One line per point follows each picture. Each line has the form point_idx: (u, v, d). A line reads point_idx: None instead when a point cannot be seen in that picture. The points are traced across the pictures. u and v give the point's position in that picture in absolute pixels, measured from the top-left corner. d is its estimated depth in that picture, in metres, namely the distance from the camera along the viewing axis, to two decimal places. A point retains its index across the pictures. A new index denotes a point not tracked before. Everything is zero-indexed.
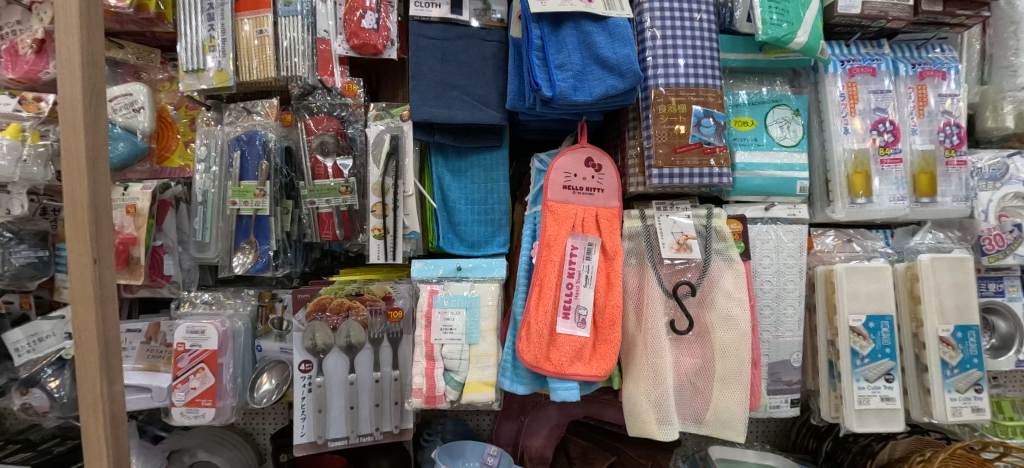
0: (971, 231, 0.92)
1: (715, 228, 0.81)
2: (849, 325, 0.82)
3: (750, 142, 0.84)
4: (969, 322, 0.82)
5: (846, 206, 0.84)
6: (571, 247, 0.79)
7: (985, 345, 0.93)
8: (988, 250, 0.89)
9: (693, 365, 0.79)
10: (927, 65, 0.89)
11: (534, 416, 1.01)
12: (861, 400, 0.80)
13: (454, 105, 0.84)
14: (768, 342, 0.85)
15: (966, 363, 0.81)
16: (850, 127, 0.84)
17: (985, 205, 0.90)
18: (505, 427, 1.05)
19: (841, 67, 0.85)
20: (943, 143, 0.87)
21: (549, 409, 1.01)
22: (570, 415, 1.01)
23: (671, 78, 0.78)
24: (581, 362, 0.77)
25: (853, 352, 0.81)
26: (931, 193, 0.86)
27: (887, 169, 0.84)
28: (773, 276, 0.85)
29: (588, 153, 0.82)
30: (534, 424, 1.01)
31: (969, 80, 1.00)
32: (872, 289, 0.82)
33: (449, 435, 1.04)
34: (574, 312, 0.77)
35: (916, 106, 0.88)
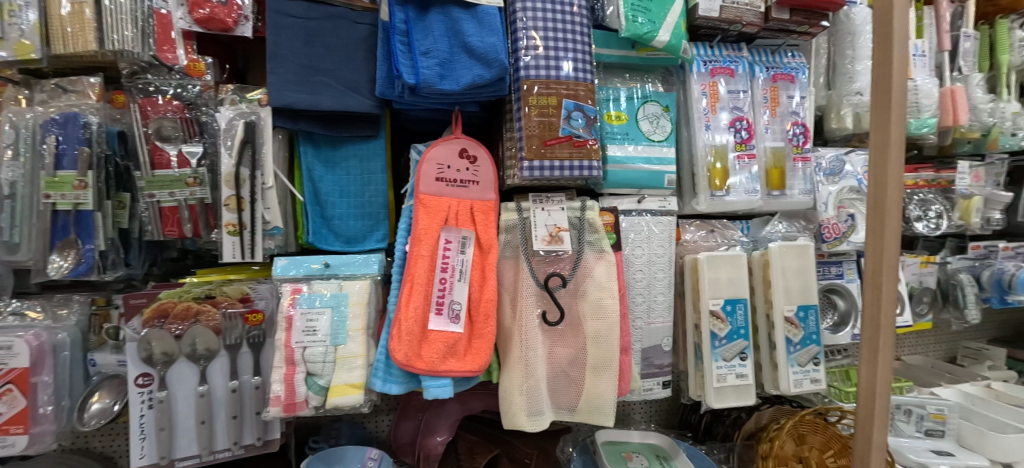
0: (813, 219, 1.02)
1: (588, 220, 0.83)
2: (710, 309, 0.88)
3: (620, 136, 0.86)
4: (810, 302, 0.92)
5: (708, 198, 0.89)
6: (444, 240, 0.77)
7: (827, 323, 1.06)
8: (828, 237, 1.00)
9: (567, 355, 0.80)
10: (779, 69, 0.98)
11: (433, 412, 0.99)
12: (719, 378, 0.87)
13: (319, 90, 0.78)
14: (640, 329, 0.89)
15: (807, 339, 0.91)
16: (710, 124, 0.90)
17: (825, 197, 1.01)
18: (405, 426, 1.03)
19: (704, 66, 0.91)
20: (791, 141, 0.96)
21: (450, 404, 1.00)
22: (471, 410, 1.01)
23: (542, 71, 0.78)
24: (454, 358, 0.76)
25: (712, 334, 0.88)
26: (781, 186, 0.94)
27: (742, 164, 0.91)
28: (644, 265, 0.89)
29: (462, 144, 0.79)
30: (434, 420, 0.98)
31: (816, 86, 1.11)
32: (730, 275, 0.89)
33: (344, 440, 1.00)
34: (447, 307, 0.76)
35: (770, 106, 0.96)
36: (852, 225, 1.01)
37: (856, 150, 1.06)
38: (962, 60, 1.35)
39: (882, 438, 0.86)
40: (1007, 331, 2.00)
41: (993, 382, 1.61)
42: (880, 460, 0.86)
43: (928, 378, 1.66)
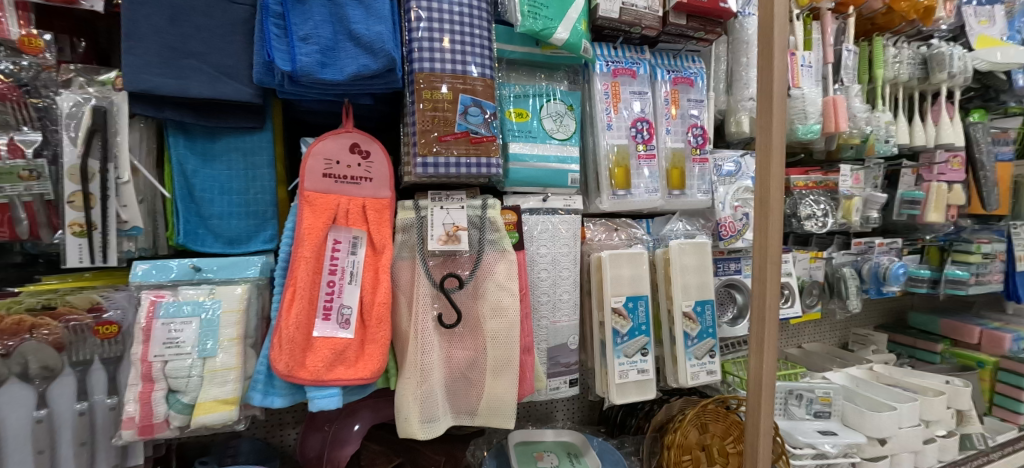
0: (709, 218, 1.14)
1: (489, 218, 0.82)
2: (612, 306, 0.95)
3: (524, 134, 0.90)
4: (705, 298, 1.02)
5: (610, 198, 0.97)
6: (333, 240, 0.72)
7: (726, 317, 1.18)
8: (725, 235, 1.11)
9: (466, 357, 0.80)
10: (679, 72, 1.08)
11: (342, 423, 0.93)
12: (622, 374, 0.95)
13: (188, 75, 0.70)
14: (545, 328, 0.91)
15: (703, 333, 1.01)
16: (612, 123, 0.99)
17: (723, 198, 1.13)
18: (312, 438, 0.96)
19: (607, 67, 0.99)
20: (691, 143, 1.07)
21: (362, 412, 0.95)
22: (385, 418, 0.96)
23: (436, 63, 0.75)
24: (343, 365, 0.71)
25: (615, 331, 0.95)
26: (680, 186, 1.05)
27: (642, 164, 1.00)
28: (549, 264, 0.90)
29: (353, 139, 0.75)
30: (342, 431, 0.93)
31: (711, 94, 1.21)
32: (631, 273, 0.97)
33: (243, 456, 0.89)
34: (336, 312, 0.72)
35: (670, 108, 1.06)
36: (745, 223, 1.12)
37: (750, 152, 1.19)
38: (843, 73, 1.51)
39: (768, 421, 0.92)
40: (888, 317, 2.25)
41: (875, 364, 1.80)
42: (767, 443, 0.92)
43: (823, 364, 1.82)
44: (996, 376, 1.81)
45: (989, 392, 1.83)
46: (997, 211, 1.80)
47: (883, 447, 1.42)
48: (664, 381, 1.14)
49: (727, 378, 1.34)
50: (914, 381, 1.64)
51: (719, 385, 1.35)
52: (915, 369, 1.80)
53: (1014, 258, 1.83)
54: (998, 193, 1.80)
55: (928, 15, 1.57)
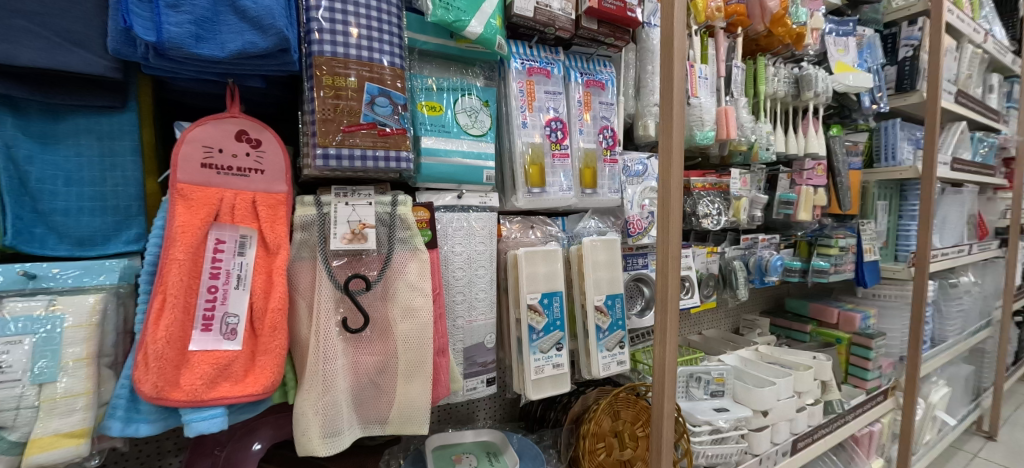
0: (619, 216, 1.22)
1: (400, 216, 0.78)
2: (528, 303, 0.97)
3: (438, 128, 0.87)
4: (616, 292, 1.08)
5: (525, 195, 0.98)
6: (215, 240, 0.63)
7: (635, 309, 1.28)
8: (633, 232, 1.20)
9: (374, 363, 0.76)
10: (591, 76, 1.12)
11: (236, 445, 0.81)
12: (537, 369, 0.98)
13: (18, 39, 0.57)
14: (461, 328, 0.92)
15: (614, 325, 1.08)
16: (527, 121, 1.00)
17: (631, 197, 1.21)
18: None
19: (522, 65, 0.99)
20: (602, 144, 1.12)
21: (262, 429, 0.84)
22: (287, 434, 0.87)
23: (339, 47, 0.70)
24: (228, 381, 0.63)
25: (531, 327, 0.98)
26: (592, 185, 1.10)
27: (556, 163, 1.03)
28: (464, 263, 0.91)
29: (239, 125, 0.66)
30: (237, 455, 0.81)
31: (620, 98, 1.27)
32: (546, 270, 1.00)
33: None
34: (219, 322, 0.63)
35: (582, 109, 1.09)
36: (650, 221, 1.22)
37: (655, 155, 1.27)
38: (734, 87, 1.67)
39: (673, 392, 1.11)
40: (768, 303, 2.57)
41: (759, 345, 2.04)
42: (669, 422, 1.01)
43: (719, 348, 2.03)
44: (850, 350, 2.13)
45: (846, 364, 2.14)
46: (851, 211, 2.10)
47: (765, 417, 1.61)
48: (578, 373, 1.20)
49: (637, 366, 1.43)
50: (789, 359, 1.87)
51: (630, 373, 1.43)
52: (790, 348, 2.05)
53: (862, 250, 2.16)
54: (851, 195, 2.11)
55: (799, 41, 1.79)
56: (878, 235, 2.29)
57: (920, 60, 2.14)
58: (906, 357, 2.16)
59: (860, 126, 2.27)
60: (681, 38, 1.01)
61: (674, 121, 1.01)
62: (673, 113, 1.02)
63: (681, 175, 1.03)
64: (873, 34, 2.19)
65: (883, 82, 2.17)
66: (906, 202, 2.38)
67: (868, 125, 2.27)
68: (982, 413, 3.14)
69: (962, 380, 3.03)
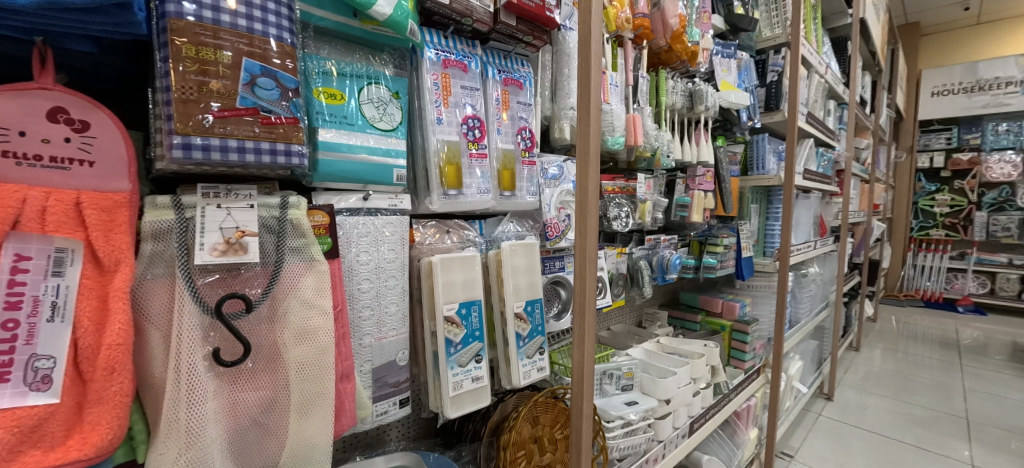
0: (538, 219, 1.19)
1: (291, 220, 0.66)
2: (444, 315, 0.90)
3: (340, 119, 0.76)
4: (535, 297, 1.06)
5: (440, 198, 0.92)
6: (12, 258, 0.47)
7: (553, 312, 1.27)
8: (551, 235, 1.18)
9: (259, 399, 0.63)
10: (509, 74, 1.07)
11: None
12: (455, 385, 0.92)
13: None
14: (369, 347, 0.82)
15: (533, 332, 1.05)
16: (442, 117, 0.93)
17: (549, 199, 1.19)
18: None
19: (436, 56, 0.92)
20: (520, 145, 1.08)
21: None
22: None
23: (206, 12, 0.57)
24: (38, 447, 0.48)
25: (448, 341, 0.91)
26: (511, 187, 1.05)
27: (473, 163, 0.98)
28: (372, 274, 0.81)
29: (54, 101, 0.50)
30: None
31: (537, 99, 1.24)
32: (463, 278, 0.93)
33: None
34: (20, 368, 0.47)
35: (500, 108, 1.04)
36: (567, 225, 1.22)
37: (571, 158, 1.27)
38: (640, 97, 1.74)
39: (591, 392, 1.12)
40: (665, 297, 2.80)
41: (660, 336, 2.21)
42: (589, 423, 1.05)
43: (625, 341, 2.17)
44: (732, 335, 2.42)
45: (728, 348, 2.43)
46: (732, 213, 2.34)
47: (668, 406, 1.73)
48: (497, 381, 1.14)
49: (554, 367, 1.42)
50: (686, 348, 2.04)
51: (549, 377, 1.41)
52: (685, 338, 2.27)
53: (740, 248, 2.41)
54: (732, 199, 2.35)
55: (693, 59, 1.90)
56: (752, 234, 2.59)
57: (782, 84, 2.49)
58: (775, 340, 2.50)
59: (738, 139, 2.54)
60: (598, 47, 1.02)
61: (592, 126, 1.02)
62: (592, 119, 1.03)
63: (598, 180, 1.04)
64: (749, 58, 2.46)
65: (756, 101, 2.47)
66: (772, 207, 2.73)
67: (744, 138, 2.55)
68: (823, 380, 3.94)
69: (810, 354, 3.61)
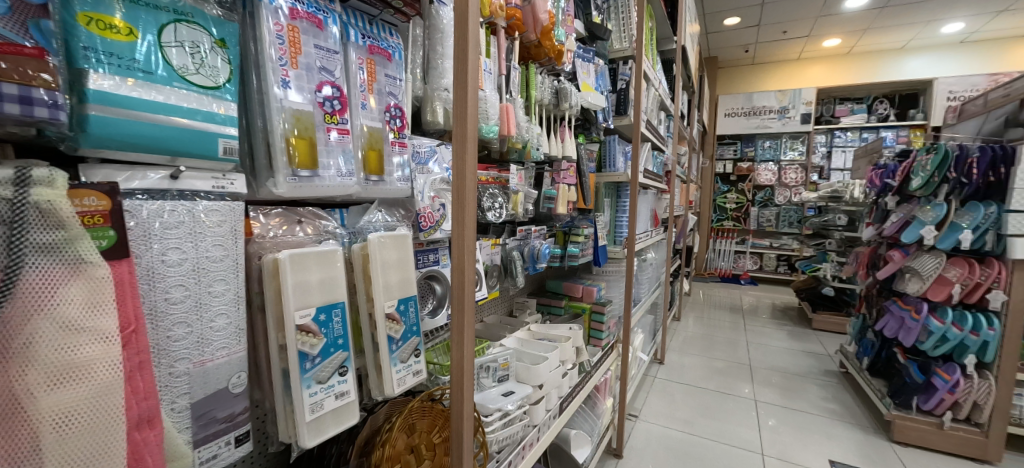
0: (411, 208, 1.07)
1: (34, 204, 0.46)
2: (296, 324, 0.73)
3: (129, 63, 0.56)
4: (409, 295, 0.95)
5: (287, 180, 0.74)
6: None
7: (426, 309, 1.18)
8: (425, 226, 1.09)
9: None
10: (376, 41, 0.93)
11: None
12: (314, 406, 0.76)
13: None
14: (188, 376, 0.63)
15: (408, 332, 0.95)
16: (290, 81, 0.74)
17: (422, 186, 1.09)
18: None
19: (281, 2, 0.74)
20: (388, 124, 0.95)
21: None
22: None
23: None
24: None
25: (302, 355, 0.74)
26: (379, 172, 0.93)
27: (332, 140, 0.82)
28: (188, 278, 0.63)
29: None
30: None
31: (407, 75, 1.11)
32: (321, 277, 0.77)
33: None
34: None
35: (365, 79, 0.90)
36: (442, 215, 1.13)
37: (445, 143, 1.19)
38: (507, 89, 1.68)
39: (471, 390, 1.05)
40: (533, 286, 2.95)
41: (530, 324, 2.29)
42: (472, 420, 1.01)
43: (499, 331, 2.21)
44: (592, 317, 2.63)
45: (589, 328, 2.62)
46: (591, 205, 2.51)
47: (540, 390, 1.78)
48: (365, 393, 1.00)
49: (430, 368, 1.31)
50: (553, 333, 2.15)
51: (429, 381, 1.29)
52: (553, 323, 2.39)
53: (598, 237, 2.61)
54: (590, 192, 2.52)
55: (559, 57, 1.95)
56: (605, 225, 2.87)
57: (629, 91, 2.81)
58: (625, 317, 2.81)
59: (595, 138, 2.74)
60: (475, 27, 0.96)
61: (468, 109, 0.96)
62: (468, 100, 0.96)
63: (475, 167, 0.98)
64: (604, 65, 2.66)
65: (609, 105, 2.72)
66: (621, 201, 3.01)
67: (599, 138, 2.76)
68: (658, 347, 4.60)
69: (649, 326, 4.15)
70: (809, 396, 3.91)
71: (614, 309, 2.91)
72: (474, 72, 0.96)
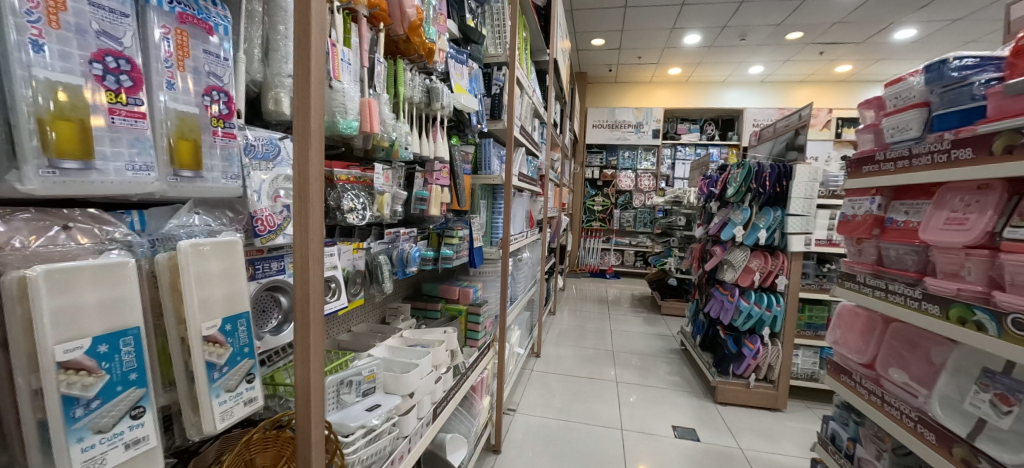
0: (242, 210, 0.94)
1: None
2: (58, 361, 0.61)
3: None
4: (238, 312, 0.83)
5: (45, 172, 0.61)
6: None
7: (265, 325, 1.04)
8: (261, 231, 0.95)
9: None
10: (188, 10, 0.81)
11: None
12: (91, 462, 0.64)
13: None
14: None
15: (236, 356, 0.82)
16: (48, 46, 0.61)
17: (258, 186, 0.94)
18: None
19: None
20: (208, 110, 0.84)
21: None
22: None
23: None
24: None
25: (70, 400, 0.62)
26: (194, 167, 0.81)
27: (120, 124, 0.69)
28: None
29: None
30: None
31: (238, 55, 0.97)
32: (98, 299, 0.66)
33: None
34: None
35: (173, 54, 0.78)
36: (285, 217, 1.01)
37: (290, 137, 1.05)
38: (372, 84, 1.58)
39: (320, 416, 0.94)
40: (408, 290, 2.85)
41: (403, 331, 2.19)
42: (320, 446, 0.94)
43: (368, 341, 2.07)
44: (468, 318, 2.62)
45: (465, 330, 2.61)
46: (465, 207, 2.50)
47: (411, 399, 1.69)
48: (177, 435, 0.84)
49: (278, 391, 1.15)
50: (425, 339, 2.08)
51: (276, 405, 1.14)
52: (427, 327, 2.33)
53: (473, 239, 2.58)
54: (465, 193, 2.50)
55: (431, 56, 1.92)
56: (481, 226, 2.89)
57: (503, 96, 2.88)
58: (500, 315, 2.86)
59: (470, 140, 2.78)
60: (319, 9, 0.86)
61: (312, 98, 0.85)
62: (311, 89, 0.85)
63: (321, 164, 0.88)
64: (477, 69, 2.67)
65: (483, 109, 2.75)
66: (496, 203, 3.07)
67: (474, 140, 2.79)
68: (534, 342, 4.82)
69: (525, 323, 4.31)
70: (659, 373, 4.45)
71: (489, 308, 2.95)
72: (319, 58, 0.86)
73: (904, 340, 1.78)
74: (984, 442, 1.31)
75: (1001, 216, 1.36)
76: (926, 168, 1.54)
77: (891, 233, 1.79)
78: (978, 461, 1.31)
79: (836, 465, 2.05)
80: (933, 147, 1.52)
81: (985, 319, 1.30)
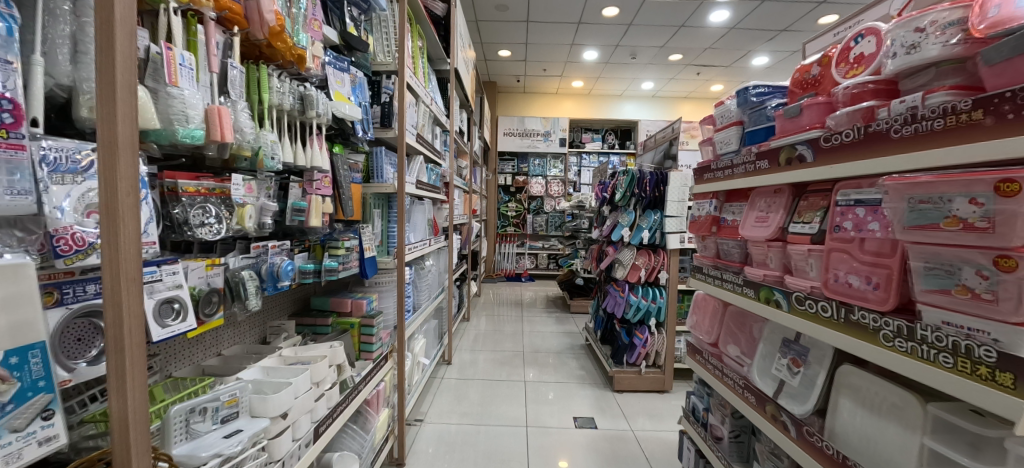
0: (36, 228, 0.86)
1: None
2: None
3: None
4: (29, 343, 0.78)
5: None
6: None
7: (74, 358, 0.93)
8: (64, 251, 0.87)
9: None
10: None
11: None
12: None
13: None
14: None
15: (27, 391, 0.78)
16: None
17: (59, 200, 0.87)
18: None
19: None
20: None
21: None
22: None
23: None
24: None
25: None
26: None
27: None
28: None
29: None
30: None
31: (32, 56, 0.87)
32: None
33: None
34: None
35: None
36: (96, 236, 0.92)
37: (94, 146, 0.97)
38: (228, 90, 1.50)
39: (145, 446, 0.88)
40: (294, 305, 2.69)
41: (281, 349, 2.06)
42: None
43: (242, 362, 1.93)
44: (360, 331, 2.54)
45: (358, 343, 2.53)
46: (352, 217, 2.43)
47: (284, 420, 1.61)
48: None
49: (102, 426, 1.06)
50: (307, 356, 1.98)
51: (103, 442, 1.03)
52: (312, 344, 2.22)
53: (363, 249, 2.54)
54: (352, 203, 2.43)
55: (301, 62, 1.86)
56: (375, 236, 2.81)
57: (393, 104, 2.84)
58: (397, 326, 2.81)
59: (358, 149, 2.72)
60: (125, 14, 0.82)
61: (119, 109, 0.81)
62: (117, 97, 0.80)
63: (134, 177, 0.83)
64: (362, 76, 2.63)
65: (371, 117, 2.71)
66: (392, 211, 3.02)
67: (363, 149, 2.73)
68: (444, 350, 4.79)
69: (432, 332, 4.27)
70: (563, 369, 4.67)
71: (387, 319, 2.88)
72: (128, 64, 0.81)
73: (737, 320, 2.09)
74: (784, 399, 1.59)
75: (790, 214, 1.67)
76: (743, 176, 1.84)
77: (724, 230, 2.10)
78: (781, 415, 1.59)
79: (697, 434, 2.34)
80: (745, 159, 1.83)
81: (781, 298, 1.59)
